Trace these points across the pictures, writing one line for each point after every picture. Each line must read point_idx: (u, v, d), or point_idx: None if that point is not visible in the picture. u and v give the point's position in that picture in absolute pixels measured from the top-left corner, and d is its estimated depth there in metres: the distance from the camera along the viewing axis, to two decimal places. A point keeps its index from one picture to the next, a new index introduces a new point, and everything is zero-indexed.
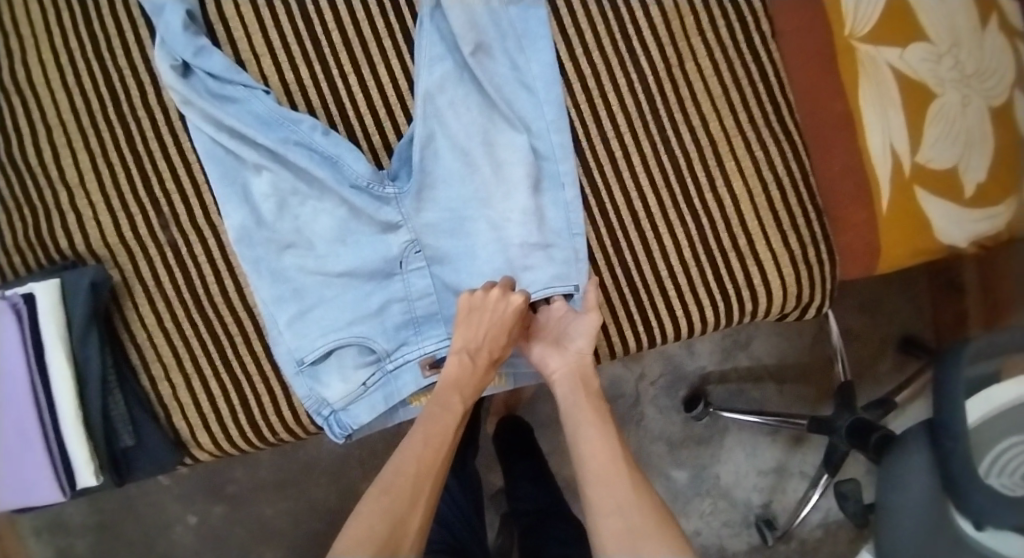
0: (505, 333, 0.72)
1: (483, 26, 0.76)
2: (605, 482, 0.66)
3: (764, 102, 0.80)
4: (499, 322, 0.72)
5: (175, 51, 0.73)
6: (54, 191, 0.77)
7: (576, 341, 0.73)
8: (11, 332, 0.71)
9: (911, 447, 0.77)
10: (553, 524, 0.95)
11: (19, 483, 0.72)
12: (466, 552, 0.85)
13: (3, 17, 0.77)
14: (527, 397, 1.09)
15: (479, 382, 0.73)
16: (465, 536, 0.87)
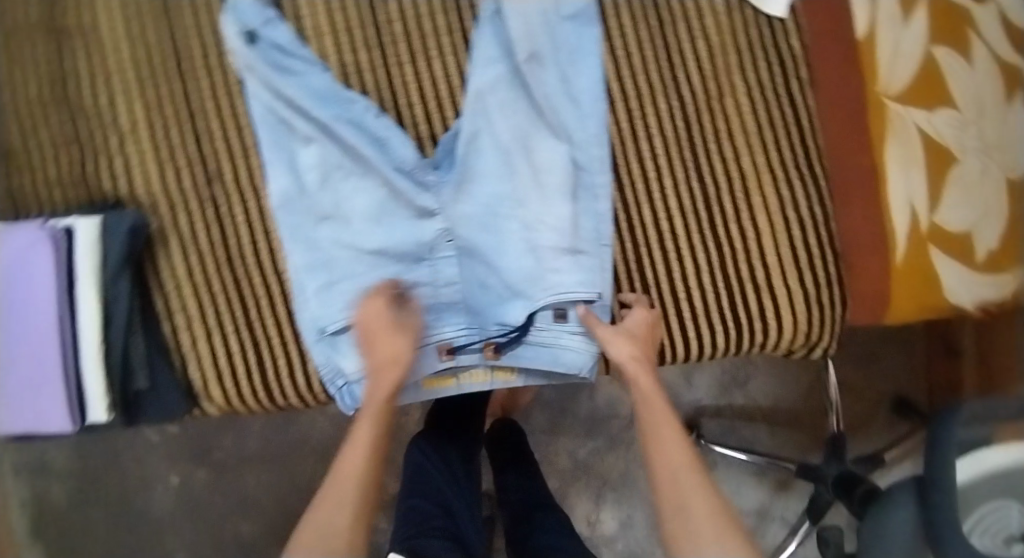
0: (388, 337, 0.77)
1: (539, 37, 0.78)
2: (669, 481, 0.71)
3: (798, 145, 0.83)
4: (379, 328, 0.77)
5: (241, 18, 0.76)
6: (104, 134, 0.79)
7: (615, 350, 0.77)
8: (45, 262, 0.72)
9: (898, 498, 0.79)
10: (544, 515, 0.96)
11: (32, 410, 0.73)
12: (462, 537, 0.86)
13: None
14: (525, 399, 1.15)
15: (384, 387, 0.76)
16: (462, 521, 0.88)
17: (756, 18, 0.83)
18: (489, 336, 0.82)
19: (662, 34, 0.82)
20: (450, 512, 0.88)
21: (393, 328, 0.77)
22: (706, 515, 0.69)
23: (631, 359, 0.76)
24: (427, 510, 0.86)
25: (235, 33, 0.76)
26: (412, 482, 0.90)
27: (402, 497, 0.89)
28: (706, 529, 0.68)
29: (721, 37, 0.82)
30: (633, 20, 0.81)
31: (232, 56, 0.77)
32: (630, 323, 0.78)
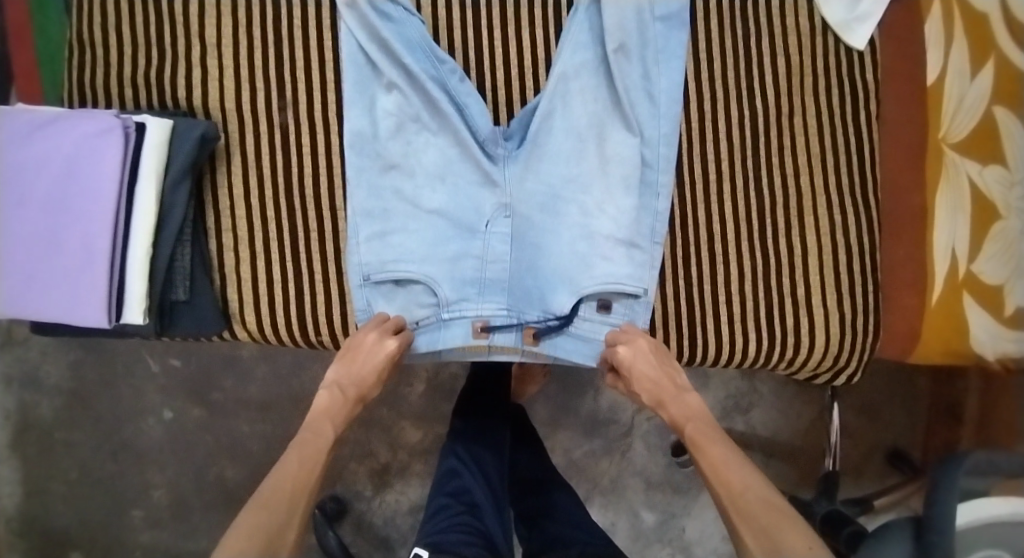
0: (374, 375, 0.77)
1: (630, 32, 0.80)
2: (729, 502, 0.67)
3: (857, 175, 0.85)
4: (371, 364, 0.76)
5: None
6: (189, 44, 0.80)
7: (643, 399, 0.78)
8: (113, 151, 0.71)
9: (892, 539, 0.79)
10: (559, 494, 0.98)
11: (70, 300, 0.70)
12: (488, 538, 0.87)
13: None
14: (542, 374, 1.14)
15: (351, 414, 0.77)
16: (489, 520, 0.89)
17: (836, 46, 0.85)
18: (529, 322, 0.81)
19: (745, 47, 0.84)
20: (476, 510, 0.89)
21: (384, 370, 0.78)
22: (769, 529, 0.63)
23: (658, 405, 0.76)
24: (453, 508, 0.89)
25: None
26: (441, 482, 0.93)
27: (433, 494, 0.93)
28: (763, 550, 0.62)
29: (800, 60, 0.84)
30: (720, 28, 0.83)
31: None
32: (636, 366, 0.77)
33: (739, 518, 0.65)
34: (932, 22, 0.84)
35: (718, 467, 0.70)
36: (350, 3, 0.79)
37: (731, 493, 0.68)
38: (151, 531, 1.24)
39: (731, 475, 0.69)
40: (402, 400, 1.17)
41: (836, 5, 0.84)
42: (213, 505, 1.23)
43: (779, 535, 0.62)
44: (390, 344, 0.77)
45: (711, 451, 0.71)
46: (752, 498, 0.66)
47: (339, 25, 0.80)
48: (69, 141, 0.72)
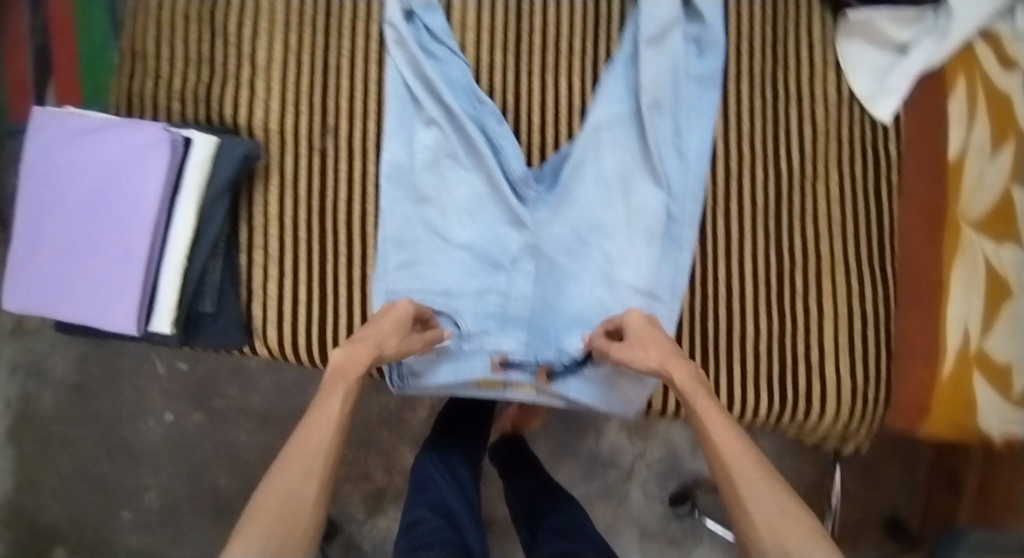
0: (388, 328, 0.73)
1: (664, 89, 0.83)
2: (731, 489, 0.65)
3: (874, 245, 0.87)
4: (384, 318, 0.74)
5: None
6: (238, 64, 0.83)
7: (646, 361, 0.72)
8: (160, 164, 0.73)
9: None
10: (561, 498, 1.00)
11: (98, 306, 0.72)
12: (466, 547, 0.86)
13: None
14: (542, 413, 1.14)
15: (366, 362, 0.70)
16: (467, 530, 0.88)
17: (863, 116, 0.87)
18: (546, 361, 0.82)
19: (775, 110, 0.86)
20: (454, 523, 0.88)
21: (404, 330, 0.75)
22: (779, 524, 0.62)
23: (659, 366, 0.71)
24: (433, 521, 0.87)
25: (397, 11, 0.81)
26: (416, 493, 0.92)
27: (408, 505, 0.91)
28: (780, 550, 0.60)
29: (826, 128, 0.86)
30: (752, 90, 0.86)
31: (384, 29, 0.82)
32: (629, 334, 0.75)
33: (745, 507, 0.63)
34: (956, 101, 0.86)
35: (719, 450, 0.67)
36: (399, 40, 0.82)
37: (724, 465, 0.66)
38: (138, 534, 1.24)
39: (733, 456, 0.66)
40: (404, 423, 1.17)
41: (865, 79, 0.86)
42: (204, 513, 1.23)
43: (789, 531, 0.61)
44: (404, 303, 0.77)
45: (711, 430, 0.68)
46: (756, 486, 0.64)
47: (386, 58, 0.83)
48: (114, 148, 0.73)
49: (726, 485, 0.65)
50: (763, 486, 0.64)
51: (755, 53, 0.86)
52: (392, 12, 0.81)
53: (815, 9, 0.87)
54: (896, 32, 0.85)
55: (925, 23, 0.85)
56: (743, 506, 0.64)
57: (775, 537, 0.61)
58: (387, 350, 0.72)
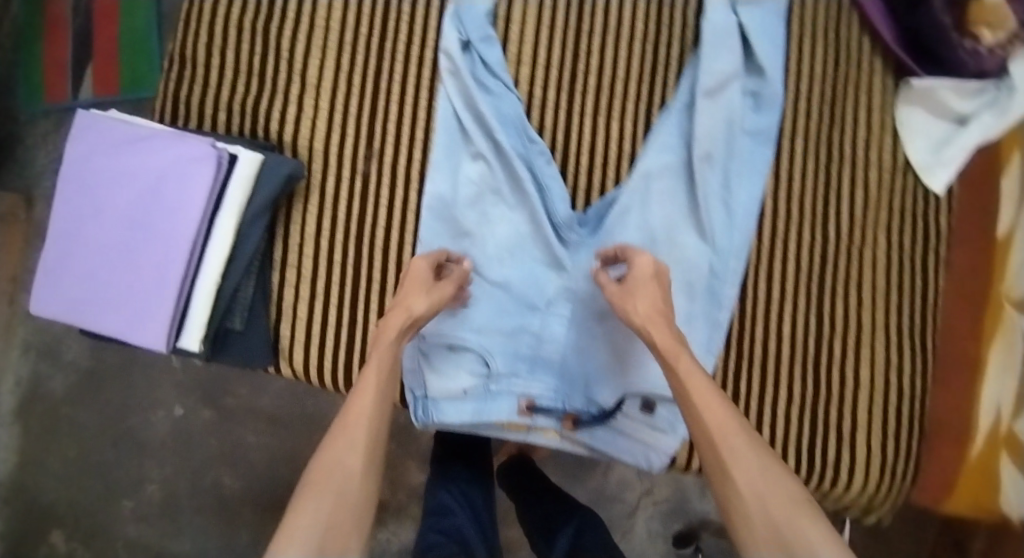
0: (410, 289, 0.73)
1: (718, 141, 0.81)
2: (715, 457, 0.63)
3: (916, 317, 0.85)
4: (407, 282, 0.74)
5: (465, 28, 0.81)
6: (289, 80, 0.82)
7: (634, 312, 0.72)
8: (204, 179, 0.72)
9: None
10: (572, 511, 0.99)
11: (130, 319, 0.71)
12: None
13: None
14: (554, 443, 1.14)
15: (393, 329, 0.71)
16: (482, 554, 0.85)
17: (915, 185, 0.86)
18: (573, 409, 0.81)
19: (826, 172, 0.84)
20: (468, 549, 0.85)
21: (425, 288, 0.74)
22: (764, 494, 0.60)
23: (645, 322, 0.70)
24: (446, 546, 0.83)
25: (455, 41, 0.81)
26: (430, 519, 0.89)
27: (420, 532, 0.87)
28: (766, 523, 0.59)
29: (877, 193, 0.85)
30: (804, 150, 0.84)
31: (439, 58, 0.81)
32: (629, 281, 0.74)
33: (729, 477, 0.62)
34: (1009, 178, 0.85)
35: (702, 418, 0.64)
36: (453, 70, 0.81)
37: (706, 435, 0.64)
38: (136, 525, 1.21)
39: (716, 424, 0.64)
40: (415, 440, 1.16)
41: (921, 146, 0.85)
42: (204, 509, 1.21)
43: (776, 503, 0.60)
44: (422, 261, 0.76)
45: (694, 396, 0.65)
46: (740, 455, 0.62)
47: (438, 87, 0.81)
48: (159, 160, 0.72)
49: (709, 454, 0.64)
50: (749, 455, 0.62)
51: (811, 114, 0.85)
52: (449, 41, 0.80)
53: (878, 73, 0.85)
54: (956, 103, 0.83)
55: (987, 95, 0.83)
56: (727, 476, 0.62)
57: (763, 512, 0.60)
58: (416, 309, 0.72)
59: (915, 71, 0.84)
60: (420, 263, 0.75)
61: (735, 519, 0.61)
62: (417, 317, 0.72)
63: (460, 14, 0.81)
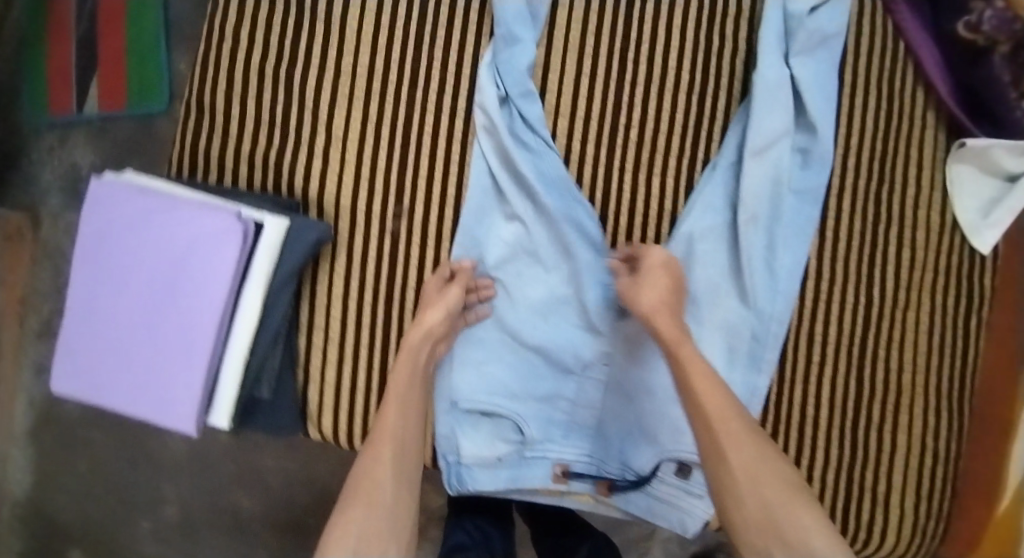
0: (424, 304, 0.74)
1: (762, 203, 0.78)
2: (710, 438, 0.63)
3: (956, 379, 0.84)
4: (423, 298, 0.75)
5: (504, 81, 0.76)
6: (313, 132, 0.77)
7: (643, 304, 0.71)
8: (230, 255, 0.67)
9: None
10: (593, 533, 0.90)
11: (156, 400, 0.68)
12: None
13: None
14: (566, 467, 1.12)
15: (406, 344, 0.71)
16: None
17: (962, 245, 0.83)
18: (607, 475, 0.79)
19: (872, 231, 0.82)
20: None
21: (435, 298, 0.74)
22: (757, 474, 0.62)
23: (654, 315, 0.70)
24: None
25: (493, 94, 0.76)
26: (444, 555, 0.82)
27: None
28: (757, 504, 0.61)
29: (924, 254, 0.82)
30: (852, 208, 0.81)
31: (474, 112, 0.77)
32: (642, 273, 0.73)
33: (723, 458, 0.62)
34: None
35: (701, 401, 0.64)
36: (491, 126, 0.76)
37: (706, 422, 0.64)
38: (155, 544, 1.21)
39: (715, 407, 0.64)
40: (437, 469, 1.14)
41: (970, 205, 0.82)
42: (223, 532, 1.19)
43: (768, 487, 0.61)
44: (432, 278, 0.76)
45: (693, 377, 0.65)
46: (737, 438, 0.62)
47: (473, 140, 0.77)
48: (184, 233, 0.68)
49: (704, 434, 0.64)
50: (746, 442, 0.63)
51: (861, 171, 0.81)
52: (487, 95, 0.76)
53: (930, 126, 0.82)
54: (1009, 162, 0.81)
55: None
56: (721, 456, 0.62)
57: (759, 498, 0.61)
58: (427, 321, 0.72)
59: (973, 131, 0.81)
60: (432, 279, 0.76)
61: (726, 500, 0.62)
62: (429, 329, 0.72)
63: (501, 65, 0.77)
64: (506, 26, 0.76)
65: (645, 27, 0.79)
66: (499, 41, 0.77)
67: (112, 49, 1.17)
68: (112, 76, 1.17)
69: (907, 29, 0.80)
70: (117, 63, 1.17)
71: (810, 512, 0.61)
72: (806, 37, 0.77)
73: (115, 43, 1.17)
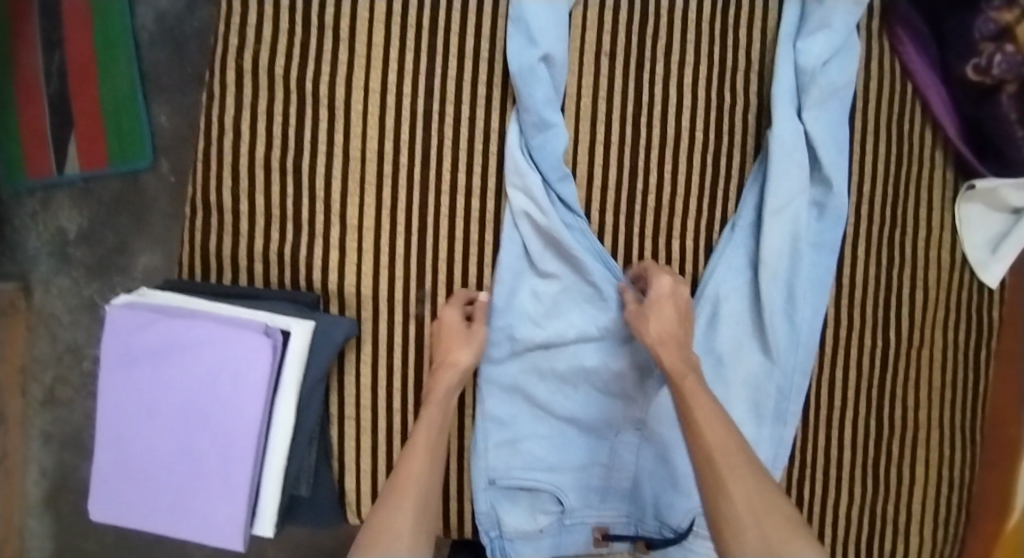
0: (450, 343, 0.73)
1: (781, 261, 0.78)
2: (712, 472, 0.63)
3: (969, 406, 0.87)
4: (443, 336, 0.74)
5: (542, 166, 0.75)
6: (328, 222, 0.76)
7: (646, 333, 0.71)
8: (263, 370, 0.66)
9: None
10: None
11: (200, 518, 0.67)
12: None
13: (345, 41, 0.75)
14: None
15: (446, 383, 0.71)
16: None
17: (971, 279, 0.85)
18: (645, 533, 0.80)
19: (886, 274, 0.83)
20: None
21: (465, 337, 0.74)
22: (758, 506, 0.60)
23: (658, 345, 0.70)
24: None
25: (535, 181, 0.74)
26: None
27: None
28: (759, 539, 0.58)
29: (936, 292, 0.84)
30: (866, 254, 0.82)
31: (512, 195, 0.75)
32: (647, 298, 0.73)
33: (725, 488, 0.61)
34: None
35: (702, 431, 0.65)
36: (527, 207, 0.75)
37: (707, 451, 0.64)
38: None
39: (715, 439, 0.64)
40: None
41: (976, 241, 0.83)
42: None
43: (769, 521, 0.59)
44: (452, 313, 0.74)
45: (694, 411, 0.66)
46: (738, 469, 0.62)
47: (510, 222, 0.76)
48: (214, 353, 0.67)
49: (706, 470, 0.63)
50: (746, 474, 0.62)
51: (874, 217, 0.82)
52: (529, 181, 0.74)
53: (938, 167, 0.83)
54: (1015, 197, 0.81)
55: None
56: (724, 489, 0.61)
57: (758, 531, 0.59)
58: (462, 360, 0.72)
59: (980, 172, 0.81)
60: (450, 316, 0.74)
61: (726, 534, 0.60)
62: (465, 368, 0.73)
63: (533, 151, 0.75)
64: (535, 113, 0.74)
65: (655, 91, 0.78)
66: (529, 125, 0.74)
67: (85, 105, 1.08)
68: (89, 133, 1.08)
69: (915, 71, 0.80)
70: (93, 119, 1.08)
71: (812, 552, 0.57)
72: (819, 91, 0.76)
73: (88, 98, 1.08)
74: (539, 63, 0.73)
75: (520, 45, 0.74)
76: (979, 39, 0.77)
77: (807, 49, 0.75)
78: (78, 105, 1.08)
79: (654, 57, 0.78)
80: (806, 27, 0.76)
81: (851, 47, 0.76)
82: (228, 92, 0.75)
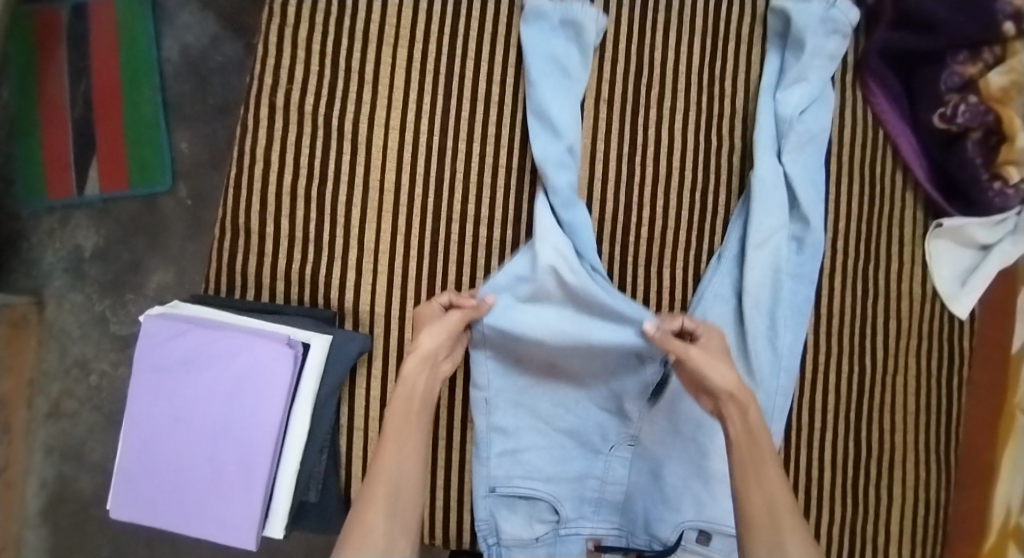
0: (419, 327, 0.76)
1: (763, 293, 0.84)
2: (763, 504, 0.66)
3: (942, 433, 0.92)
4: (418, 322, 0.77)
5: (575, 240, 0.81)
6: (346, 244, 0.82)
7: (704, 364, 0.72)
8: (285, 377, 0.71)
9: None
10: None
11: (218, 516, 0.71)
12: None
13: (368, 81, 0.83)
14: None
15: (406, 364, 0.74)
16: None
17: (942, 311, 0.91)
18: (636, 545, 0.84)
19: (862, 304, 0.89)
20: None
21: (432, 320, 0.76)
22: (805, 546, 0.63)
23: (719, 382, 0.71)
24: None
25: (570, 248, 0.80)
26: None
27: None
28: None
29: (908, 323, 0.90)
30: (844, 286, 0.88)
31: (545, 250, 0.79)
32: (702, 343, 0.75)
33: (776, 520, 0.65)
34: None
35: (761, 466, 0.67)
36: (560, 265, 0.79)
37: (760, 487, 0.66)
38: None
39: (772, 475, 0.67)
40: None
41: (946, 275, 0.89)
42: None
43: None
44: (429, 303, 0.78)
45: (757, 445, 0.68)
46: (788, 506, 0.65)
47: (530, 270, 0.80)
48: (238, 363, 0.72)
49: (760, 502, 0.66)
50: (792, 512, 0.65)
51: (849, 252, 0.88)
52: (564, 247, 0.80)
53: (909, 207, 0.89)
54: (982, 235, 0.88)
55: (1008, 224, 0.89)
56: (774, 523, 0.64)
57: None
58: (422, 340, 0.74)
59: (949, 212, 0.89)
60: (427, 305, 0.78)
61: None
62: (426, 352, 0.74)
63: (561, 224, 0.82)
64: (562, 193, 0.81)
65: (648, 133, 0.85)
66: (556, 205, 0.81)
67: (108, 129, 1.14)
68: (110, 156, 1.14)
69: (886, 120, 0.88)
70: (115, 143, 1.14)
71: None
72: (797, 137, 0.84)
73: (111, 123, 1.14)
74: (566, 153, 0.81)
75: (538, 98, 0.82)
76: (945, 91, 0.85)
77: (785, 100, 0.84)
78: (101, 128, 1.14)
79: (647, 103, 0.85)
80: (784, 79, 0.84)
81: (825, 98, 0.85)
82: (261, 125, 0.82)
